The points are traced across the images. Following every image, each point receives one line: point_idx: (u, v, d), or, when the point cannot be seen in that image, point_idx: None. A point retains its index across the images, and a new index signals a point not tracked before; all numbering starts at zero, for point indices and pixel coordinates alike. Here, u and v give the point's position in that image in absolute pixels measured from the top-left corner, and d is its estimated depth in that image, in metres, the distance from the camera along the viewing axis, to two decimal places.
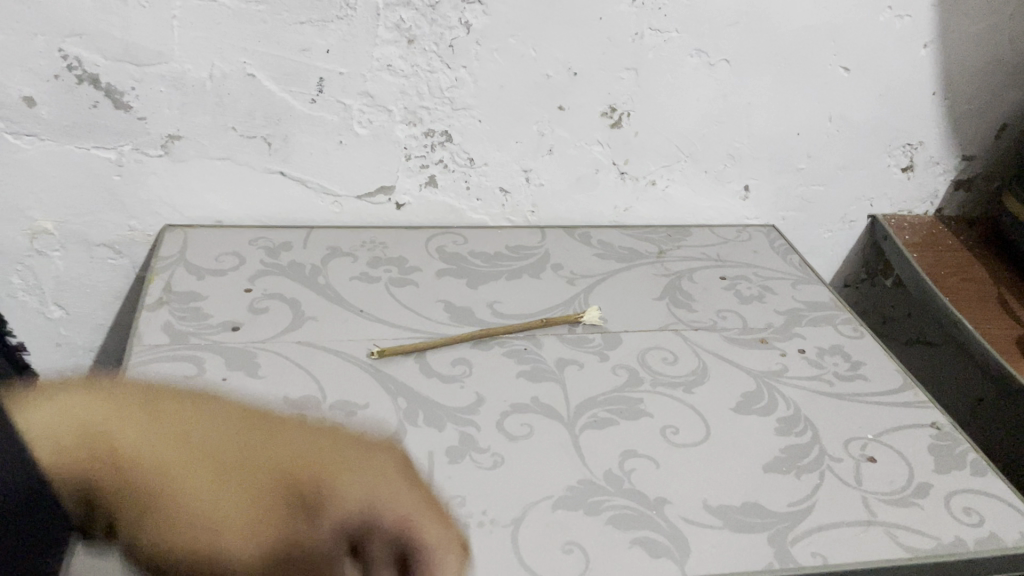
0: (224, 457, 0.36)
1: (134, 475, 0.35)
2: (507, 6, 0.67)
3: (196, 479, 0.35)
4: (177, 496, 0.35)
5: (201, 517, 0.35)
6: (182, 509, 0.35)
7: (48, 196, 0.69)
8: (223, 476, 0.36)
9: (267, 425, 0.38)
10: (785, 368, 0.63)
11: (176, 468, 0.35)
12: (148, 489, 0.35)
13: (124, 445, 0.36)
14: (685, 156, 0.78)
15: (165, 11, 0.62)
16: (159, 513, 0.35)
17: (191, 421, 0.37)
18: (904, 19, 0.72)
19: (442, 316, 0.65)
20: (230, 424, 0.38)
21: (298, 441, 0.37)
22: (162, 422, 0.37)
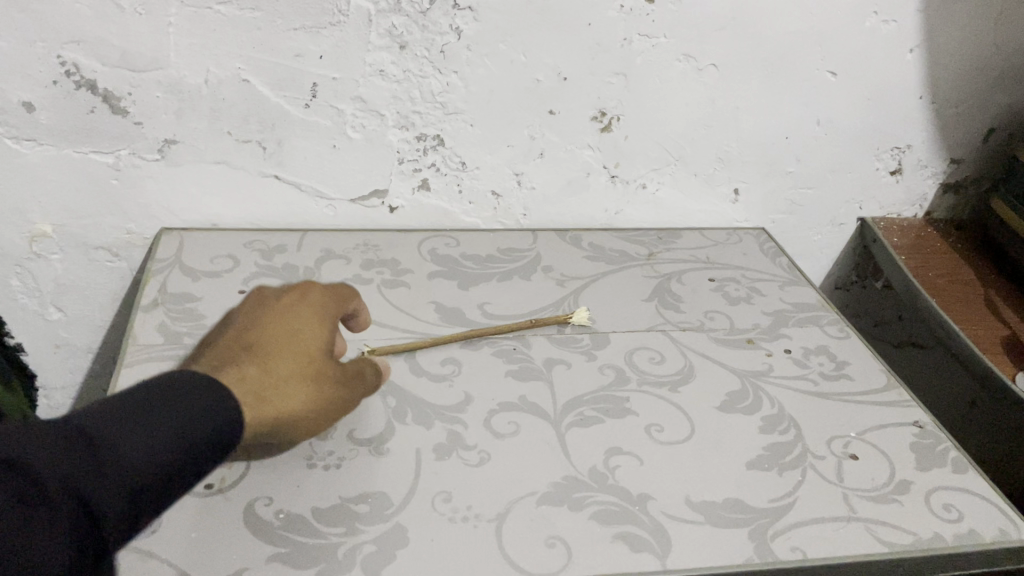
0: (303, 358, 0.48)
1: (267, 393, 0.45)
2: (497, 12, 0.68)
3: (305, 383, 0.47)
4: (299, 398, 0.46)
5: (315, 412, 0.47)
6: (307, 413, 0.47)
7: (46, 200, 0.70)
8: (316, 377, 0.48)
9: (295, 298, 0.53)
10: (771, 367, 0.63)
11: (284, 376, 0.46)
12: (282, 397, 0.45)
13: (240, 370, 0.45)
14: (675, 160, 0.79)
15: (162, 18, 0.63)
16: (290, 404, 0.46)
17: (271, 349, 0.48)
18: (890, 24, 0.73)
19: (433, 317, 0.66)
20: (292, 335, 0.49)
21: (311, 290, 0.55)
22: (246, 353, 0.47)
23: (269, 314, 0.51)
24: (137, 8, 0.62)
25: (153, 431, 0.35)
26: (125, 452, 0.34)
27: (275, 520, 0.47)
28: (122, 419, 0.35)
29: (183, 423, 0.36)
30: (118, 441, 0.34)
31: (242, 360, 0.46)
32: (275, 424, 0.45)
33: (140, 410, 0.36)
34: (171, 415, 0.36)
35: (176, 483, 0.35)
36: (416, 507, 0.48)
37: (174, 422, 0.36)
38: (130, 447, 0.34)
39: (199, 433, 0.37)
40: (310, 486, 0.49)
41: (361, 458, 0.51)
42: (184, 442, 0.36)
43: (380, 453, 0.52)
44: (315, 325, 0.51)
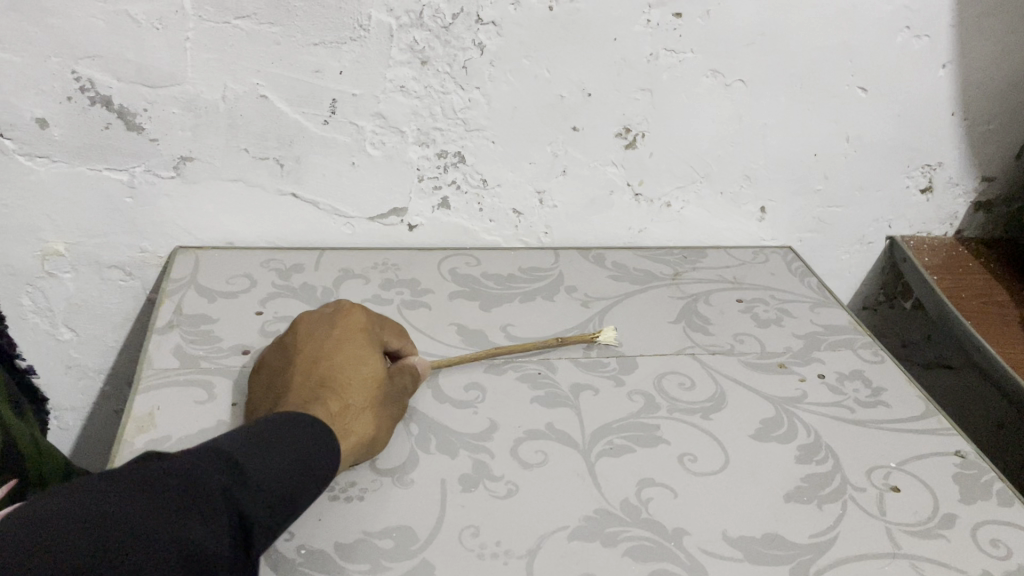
0: (369, 386, 0.52)
1: (347, 427, 0.49)
2: (521, 27, 0.66)
3: (374, 414, 0.51)
4: (370, 427, 0.51)
5: (381, 437, 0.52)
6: (376, 439, 0.51)
7: (59, 218, 0.68)
8: (382, 407, 0.52)
9: (350, 324, 0.56)
10: (805, 394, 0.61)
11: (357, 409, 0.51)
12: (357, 431, 0.50)
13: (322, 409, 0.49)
14: (701, 178, 0.77)
15: (179, 33, 0.62)
16: (363, 437, 0.50)
17: (341, 382, 0.51)
18: (922, 39, 0.71)
19: (454, 340, 0.64)
20: (357, 366, 0.53)
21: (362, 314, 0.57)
22: (321, 389, 0.50)
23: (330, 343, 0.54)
24: (154, 23, 0.61)
25: (277, 456, 0.41)
26: (261, 471, 0.39)
27: (297, 557, 0.45)
28: (252, 446, 0.41)
29: (300, 449, 0.43)
30: (254, 462, 0.40)
31: (320, 398, 0.50)
32: (353, 456, 0.49)
33: (266, 441, 0.42)
34: (290, 442, 0.43)
35: (301, 501, 0.41)
36: (443, 542, 0.46)
37: (292, 450, 0.42)
38: (266, 467, 0.40)
39: (312, 457, 0.43)
40: (333, 519, 0.47)
41: (384, 490, 0.49)
42: (303, 467, 0.42)
43: (404, 484, 0.50)
44: (372, 351, 0.55)
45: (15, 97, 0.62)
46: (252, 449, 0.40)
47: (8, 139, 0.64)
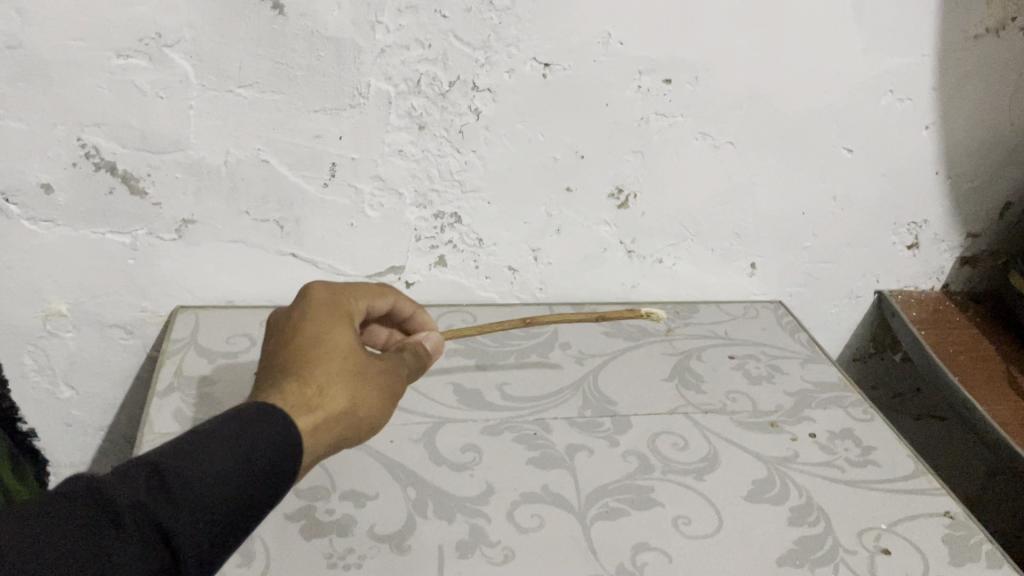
0: (339, 355, 0.47)
1: (313, 401, 0.44)
2: (515, 93, 0.68)
3: (348, 383, 0.46)
4: (344, 398, 0.45)
5: (362, 409, 0.46)
6: (355, 412, 0.46)
7: (62, 279, 0.69)
8: (358, 376, 0.47)
9: (321, 296, 0.51)
10: (796, 453, 0.62)
11: (326, 379, 0.45)
12: (329, 402, 0.45)
13: (284, 385, 0.44)
14: (691, 236, 0.79)
15: (183, 102, 0.64)
16: (336, 409, 0.45)
17: (306, 354, 0.46)
18: (904, 102, 0.73)
19: (451, 399, 0.65)
20: (325, 334, 0.48)
21: (333, 289, 0.53)
22: (284, 367, 0.46)
23: (296, 316, 0.49)
24: (159, 92, 0.63)
25: (214, 456, 0.38)
26: (193, 479, 0.36)
27: None
28: (185, 449, 0.38)
29: (244, 445, 0.39)
30: (183, 469, 0.36)
31: (283, 374, 0.45)
32: (337, 433, 0.45)
33: (203, 441, 0.38)
34: (232, 436, 0.39)
35: (252, 505, 0.38)
36: None
37: (237, 447, 0.38)
38: (198, 473, 0.37)
39: (259, 451, 0.39)
40: None
41: (382, 556, 0.50)
42: (248, 462, 0.38)
43: (402, 550, 0.51)
44: (347, 320, 0.50)
45: (21, 163, 0.63)
46: (184, 453, 0.37)
47: (13, 204, 0.65)
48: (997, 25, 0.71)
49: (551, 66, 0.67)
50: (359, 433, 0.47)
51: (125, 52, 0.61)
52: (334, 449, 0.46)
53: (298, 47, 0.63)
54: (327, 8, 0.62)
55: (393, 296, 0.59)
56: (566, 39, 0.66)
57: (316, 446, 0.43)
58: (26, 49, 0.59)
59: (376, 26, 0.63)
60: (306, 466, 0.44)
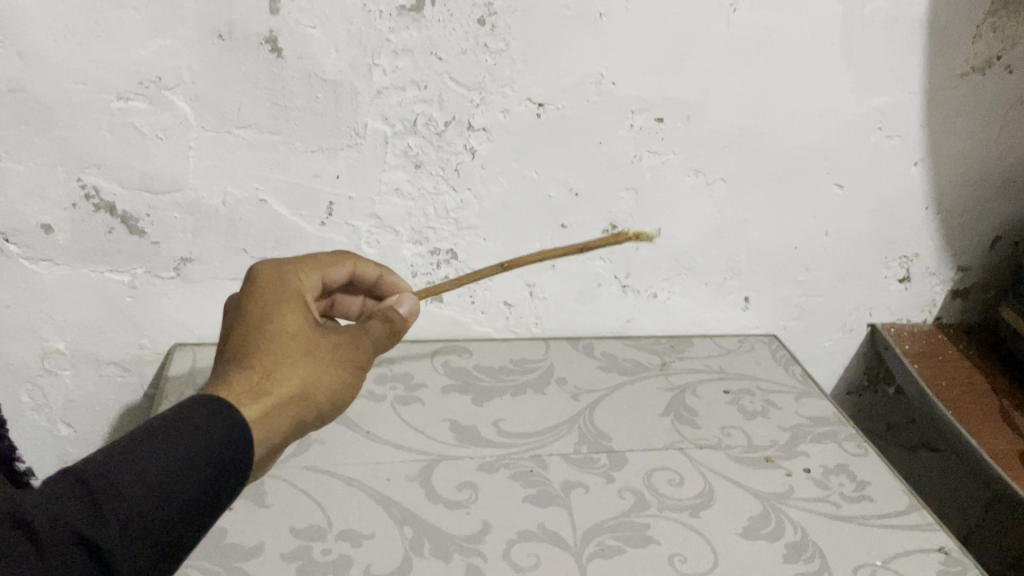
0: (289, 336, 0.47)
1: (262, 387, 0.44)
2: (510, 132, 0.69)
3: (299, 363, 0.46)
4: (296, 378, 0.45)
5: (318, 386, 0.46)
6: (311, 390, 0.46)
7: (60, 318, 0.70)
8: (311, 355, 0.47)
9: (265, 275, 0.50)
10: (791, 489, 0.63)
11: (273, 362, 0.45)
12: (280, 387, 0.45)
13: (228, 376, 0.44)
14: (686, 270, 0.79)
15: (182, 143, 0.65)
16: (288, 393, 0.45)
17: (252, 340, 0.46)
18: (892, 139, 0.75)
19: (447, 436, 0.66)
20: (270, 317, 0.47)
21: (281, 267, 0.52)
22: (230, 358, 0.46)
23: (240, 300, 0.49)
24: (158, 133, 0.64)
25: (144, 461, 0.37)
26: (121, 487, 0.35)
27: None
28: (114, 457, 0.36)
29: (178, 447, 0.38)
30: (109, 476, 0.35)
31: (229, 365, 0.45)
32: (293, 414, 0.45)
33: (133, 446, 0.37)
34: (165, 439, 0.38)
35: (194, 507, 0.38)
36: None
37: (171, 449, 0.37)
38: (126, 480, 0.36)
39: (194, 450, 0.38)
40: None
41: None
42: (183, 465, 0.37)
43: None
44: (295, 298, 0.49)
45: (21, 204, 0.64)
46: (113, 462, 0.36)
47: (13, 244, 0.66)
48: (982, 64, 0.72)
49: (545, 105, 0.68)
50: (320, 410, 0.47)
51: (125, 94, 0.62)
52: (295, 429, 0.46)
53: (296, 89, 0.64)
54: (324, 51, 0.63)
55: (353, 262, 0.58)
56: (559, 79, 0.67)
57: (270, 430, 0.43)
58: (28, 92, 0.60)
59: (373, 68, 0.64)
60: (265, 450, 0.44)
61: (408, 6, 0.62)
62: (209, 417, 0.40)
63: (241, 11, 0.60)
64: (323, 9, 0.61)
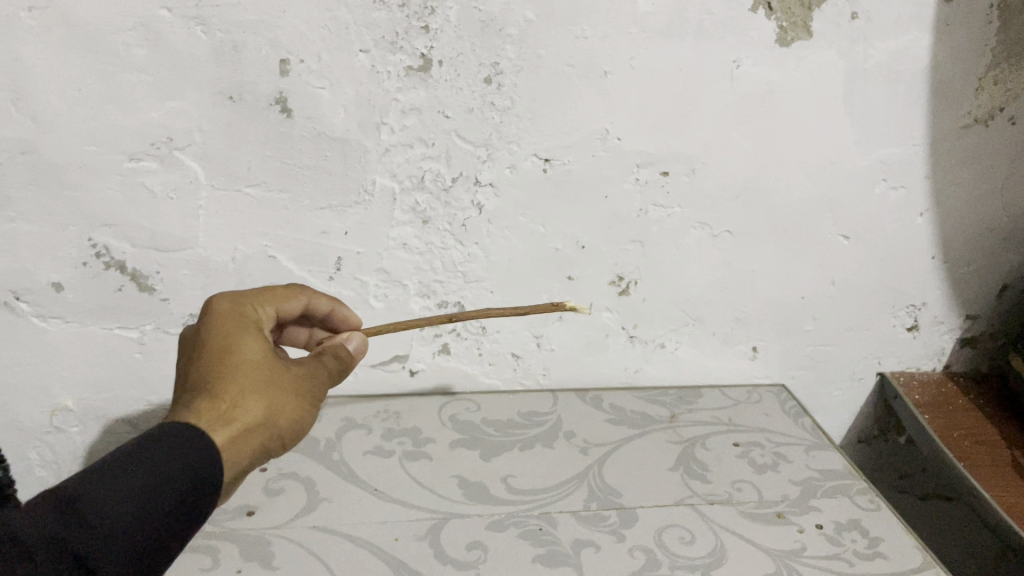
0: (254, 367, 0.47)
1: (229, 414, 0.44)
2: (517, 187, 0.70)
3: (264, 391, 0.46)
4: (262, 407, 0.46)
5: (280, 418, 0.47)
6: (273, 421, 0.46)
7: (69, 375, 0.70)
8: (274, 382, 0.47)
9: (224, 307, 0.50)
10: (804, 546, 0.62)
11: (241, 389, 0.45)
12: (246, 413, 0.45)
13: (195, 401, 0.44)
14: (693, 320, 0.79)
15: (192, 202, 0.65)
16: (253, 419, 0.45)
17: (216, 369, 0.46)
18: (897, 190, 0.75)
19: (456, 494, 0.65)
20: (233, 345, 0.47)
21: (237, 300, 0.52)
22: (194, 385, 0.45)
23: (200, 330, 0.48)
24: (169, 193, 0.64)
25: (126, 478, 0.38)
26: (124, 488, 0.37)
27: None
28: (95, 474, 0.37)
29: (159, 465, 0.39)
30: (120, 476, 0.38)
31: (195, 390, 0.45)
32: (256, 443, 0.45)
33: (114, 464, 0.38)
34: (144, 455, 0.39)
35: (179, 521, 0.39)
36: None
37: (152, 462, 0.39)
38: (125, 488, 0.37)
39: (172, 468, 0.39)
40: None
41: None
42: (171, 479, 0.39)
43: None
44: (256, 329, 0.49)
45: (32, 264, 0.65)
46: (106, 477, 0.37)
47: (23, 302, 0.66)
48: (985, 116, 0.73)
49: (551, 161, 0.69)
50: (280, 440, 0.47)
51: (136, 155, 0.63)
52: (258, 457, 0.46)
53: (305, 148, 0.65)
54: (334, 111, 0.64)
55: (309, 294, 0.58)
56: (565, 136, 0.68)
57: (237, 456, 0.44)
58: (41, 154, 0.61)
59: (381, 126, 0.65)
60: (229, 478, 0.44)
61: (416, 66, 0.63)
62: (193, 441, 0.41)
63: (251, 73, 0.61)
64: (332, 70, 0.62)
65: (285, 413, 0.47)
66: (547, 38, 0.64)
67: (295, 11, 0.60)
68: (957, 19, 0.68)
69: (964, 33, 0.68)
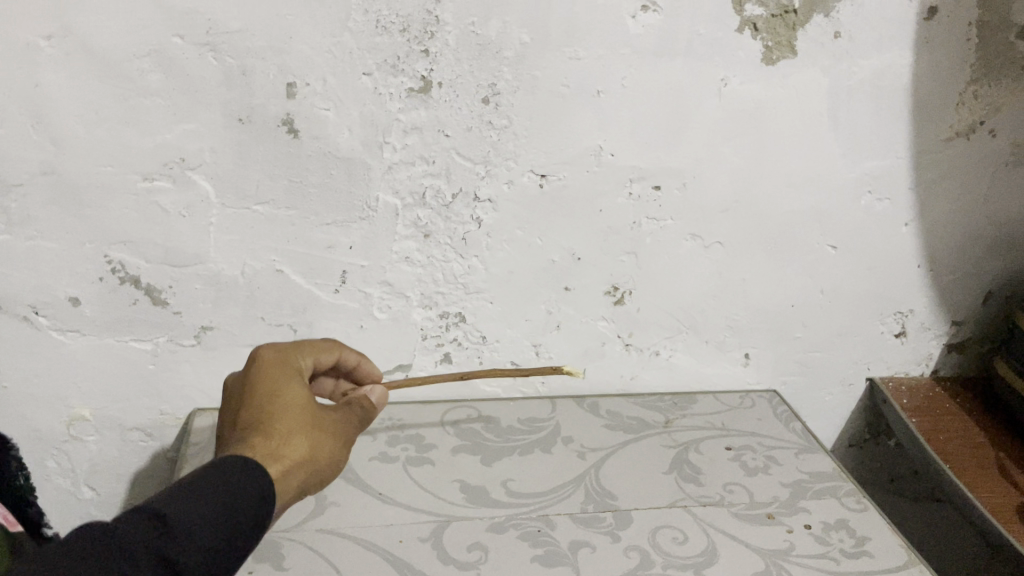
0: (298, 410, 0.51)
1: (278, 451, 0.48)
2: (515, 202, 0.72)
3: (308, 432, 0.50)
4: (307, 445, 0.49)
5: (322, 455, 0.50)
6: (317, 458, 0.50)
7: (86, 385, 0.73)
8: (316, 425, 0.51)
9: (269, 359, 0.54)
10: (793, 546, 0.64)
11: (288, 430, 0.49)
12: (294, 451, 0.48)
13: (248, 439, 0.48)
14: (687, 328, 0.82)
15: (204, 219, 0.68)
16: (300, 457, 0.48)
17: (265, 412, 0.50)
18: (882, 202, 0.78)
19: (458, 497, 0.68)
20: (280, 391, 0.51)
21: (282, 351, 0.56)
22: (245, 426, 0.49)
23: (250, 379, 0.52)
24: (181, 211, 0.67)
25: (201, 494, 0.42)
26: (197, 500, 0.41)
27: None
28: (172, 495, 0.42)
29: (228, 486, 0.43)
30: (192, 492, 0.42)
31: (249, 430, 0.49)
32: (303, 478, 0.48)
33: (187, 486, 0.42)
34: (217, 479, 0.43)
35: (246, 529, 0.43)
36: None
37: (225, 488, 0.43)
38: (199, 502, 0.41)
39: (241, 494, 0.43)
40: None
41: None
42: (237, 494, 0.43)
43: None
44: (299, 377, 0.54)
45: (51, 279, 0.68)
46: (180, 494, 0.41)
47: (42, 316, 0.69)
48: (967, 129, 0.75)
49: (547, 177, 0.72)
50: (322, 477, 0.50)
51: (151, 175, 0.65)
52: (302, 493, 0.50)
53: (311, 167, 0.68)
54: (338, 131, 0.67)
55: (341, 347, 0.63)
56: (561, 152, 0.71)
57: (287, 490, 0.47)
58: (60, 174, 0.64)
59: (384, 145, 0.68)
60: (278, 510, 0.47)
61: (417, 88, 0.66)
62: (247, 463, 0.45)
63: (260, 96, 0.64)
64: (336, 92, 0.65)
65: (327, 453, 0.51)
66: (542, 60, 0.67)
67: (302, 37, 0.63)
68: (936, 36, 0.70)
69: (943, 50, 0.71)
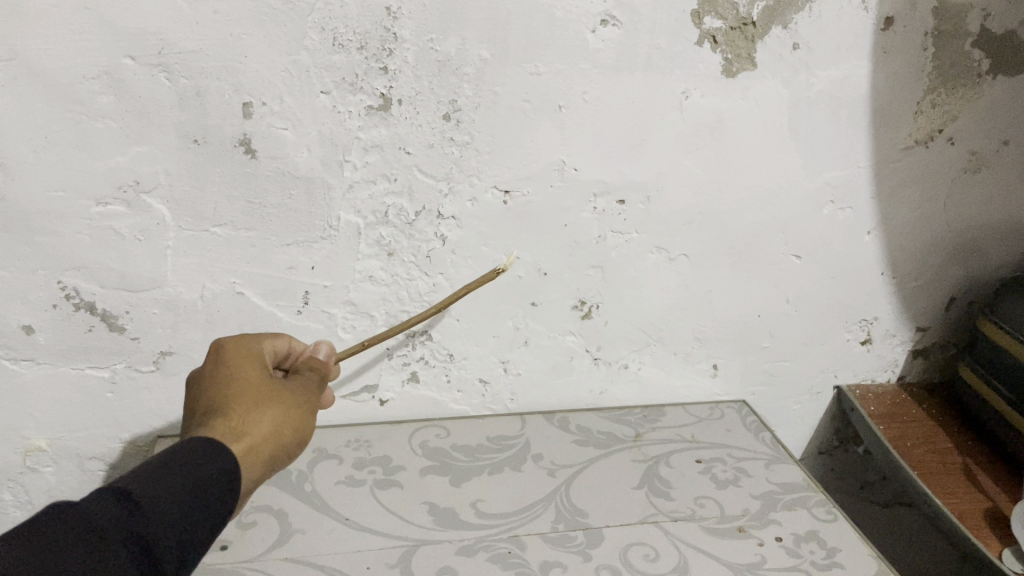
0: (255, 391, 0.51)
1: (241, 426, 0.48)
2: (479, 219, 0.72)
3: (265, 407, 0.51)
4: (268, 419, 0.50)
5: (286, 428, 0.51)
6: (280, 430, 0.50)
7: (41, 415, 0.71)
8: (274, 398, 0.52)
9: (227, 349, 0.55)
10: (763, 559, 0.64)
11: (247, 409, 0.50)
12: (255, 425, 0.49)
13: (208, 422, 0.48)
14: (654, 340, 0.82)
15: (160, 243, 0.67)
16: (263, 429, 0.49)
17: (223, 398, 0.50)
18: (845, 211, 0.78)
19: (426, 520, 0.67)
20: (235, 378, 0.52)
21: (234, 342, 0.57)
22: (205, 413, 0.50)
23: (207, 372, 0.53)
24: (136, 234, 0.66)
25: (168, 480, 0.42)
26: (160, 488, 0.41)
27: None
28: (139, 480, 0.41)
29: (191, 478, 0.42)
30: (155, 484, 0.41)
31: (207, 418, 0.49)
32: (269, 451, 0.49)
33: (149, 476, 0.42)
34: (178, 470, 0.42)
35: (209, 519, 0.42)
36: None
37: (187, 478, 0.42)
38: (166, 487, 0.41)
39: (204, 484, 0.43)
40: None
41: None
42: (196, 492, 0.42)
43: None
44: (256, 364, 0.55)
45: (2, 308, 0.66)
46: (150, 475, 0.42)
47: None
48: (925, 137, 0.76)
49: (510, 193, 0.71)
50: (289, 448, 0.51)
51: (104, 199, 0.64)
52: (272, 466, 0.50)
53: (270, 188, 0.67)
54: (296, 151, 0.66)
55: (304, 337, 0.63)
56: (523, 168, 0.70)
57: (253, 463, 0.47)
58: (8, 201, 0.62)
59: (344, 164, 0.67)
60: (250, 484, 0.48)
61: (376, 106, 0.65)
62: (205, 461, 0.44)
63: (215, 116, 0.63)
64: (293, 112, 0.64)
65: (292, 424, 0.51)
66: (502, 76, 0.66)
67: (257, 56, 0.62)
68: (894, 47, 0.71)
69: (900, 59, 0.72)
